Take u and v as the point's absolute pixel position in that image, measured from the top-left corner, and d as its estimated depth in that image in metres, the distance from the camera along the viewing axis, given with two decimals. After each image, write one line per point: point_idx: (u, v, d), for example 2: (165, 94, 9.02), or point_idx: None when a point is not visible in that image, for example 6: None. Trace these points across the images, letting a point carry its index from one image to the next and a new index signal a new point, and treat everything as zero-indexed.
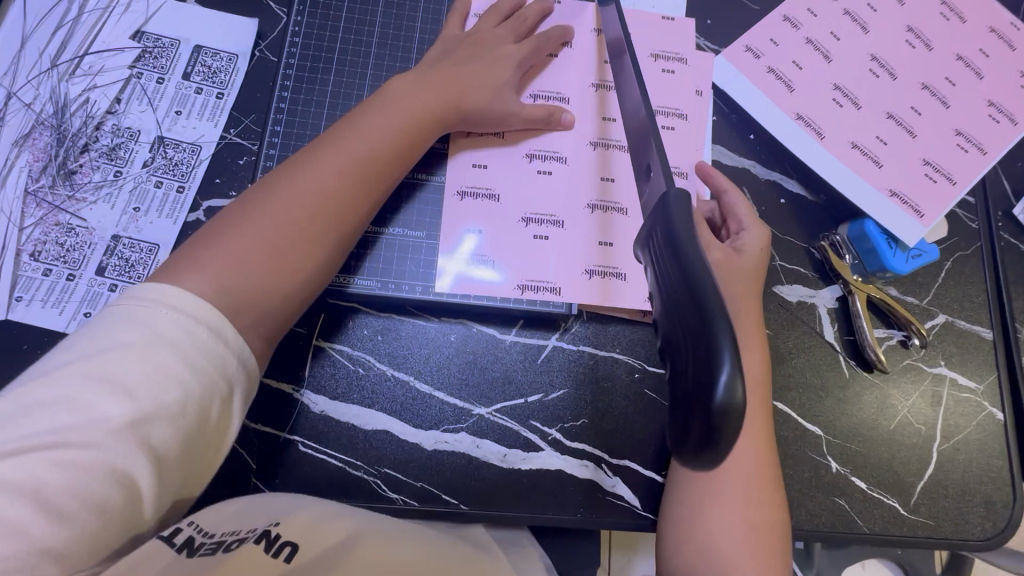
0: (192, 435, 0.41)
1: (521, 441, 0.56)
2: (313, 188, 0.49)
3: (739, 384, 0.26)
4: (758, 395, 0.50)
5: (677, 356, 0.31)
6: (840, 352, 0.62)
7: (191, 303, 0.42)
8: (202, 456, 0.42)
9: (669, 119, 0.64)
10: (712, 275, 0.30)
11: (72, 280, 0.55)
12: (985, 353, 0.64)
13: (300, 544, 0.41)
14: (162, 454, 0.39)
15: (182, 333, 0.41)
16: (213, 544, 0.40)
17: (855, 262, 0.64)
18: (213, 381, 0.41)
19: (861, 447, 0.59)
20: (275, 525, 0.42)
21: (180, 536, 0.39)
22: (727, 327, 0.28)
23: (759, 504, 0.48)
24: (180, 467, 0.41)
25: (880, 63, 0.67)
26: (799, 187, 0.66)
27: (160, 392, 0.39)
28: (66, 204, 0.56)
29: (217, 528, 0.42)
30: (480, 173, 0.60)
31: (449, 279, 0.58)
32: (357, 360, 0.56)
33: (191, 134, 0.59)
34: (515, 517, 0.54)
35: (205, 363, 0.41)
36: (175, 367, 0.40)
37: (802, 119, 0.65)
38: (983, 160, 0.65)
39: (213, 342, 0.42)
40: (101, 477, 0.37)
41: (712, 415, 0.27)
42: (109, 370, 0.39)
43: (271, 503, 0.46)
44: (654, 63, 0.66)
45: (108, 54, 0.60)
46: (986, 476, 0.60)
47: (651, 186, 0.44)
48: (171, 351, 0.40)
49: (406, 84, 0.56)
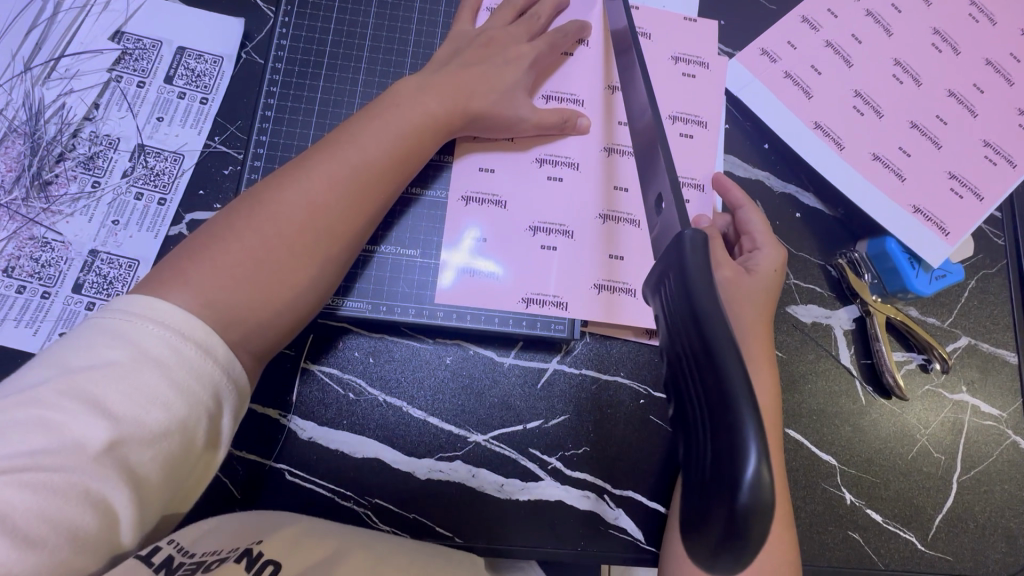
0: (177, 460, 0.37)
1: (519, 470, 0.53)
2: (308, 200, 0.45)
3: (766, 486, 0.23)
4: (773, 428, 0.47)
5: (693, 431, 0.28)
6: (857, 377, 0.59)
7: (179, 316, 0.38)
8: (187, 480, 0.39)
9: (687, 126, 0.61)
10: (734, 349, 0.26)
11: (47, 298, 0.52)
12: (1009, 378, 0.60)
13: (283, 563, 0.38)
14: (142, 480, 0.35)
15: (169, 350, 0.37)
16: (193, 564, 0.37)
17: (874, 282, 0.60)
18: (202, 403, 0.37)
19: (878, 477, 0.57)
20: (257, 543, 0.40)
21: (159, 555, 0.36)
22: (753, 417, 0.24)
23: (772, 545, 0.46)
24: (162, 494, 0.37)
25: (903, 68, 0.63)
26: (816, 200, 0.62)
27: (143, 414, 0.35)
28: (41, 216, 0.53)
29: (197, 546, 0.39)
30: (481, 183, 0.57)
31: (448, 296, 0.54)
32: (347, 383, 0.54)
33: (173, 141, 0.56)
34: (511, 551, 0.52)
35: (192, 382, 0.37)
36: (160, 388, 0.36)
37: (820, 128, 0.61)
38: (1013, 173, 0.61)
39: (202, 360, 0.38)
40: (74, 506, 0.33)
41: (733, 516, 0.24)
42: (85, 388, 0.34)
43: (258, 520, 0.44)
44: (674, 65, 0.62)
45: (85, 56, 0.57)
46: (1008, 509, 0.57)
47: (661, 212, 0.40)
48: (156, 369, 0.36)
49: (408, 84, 0.52)
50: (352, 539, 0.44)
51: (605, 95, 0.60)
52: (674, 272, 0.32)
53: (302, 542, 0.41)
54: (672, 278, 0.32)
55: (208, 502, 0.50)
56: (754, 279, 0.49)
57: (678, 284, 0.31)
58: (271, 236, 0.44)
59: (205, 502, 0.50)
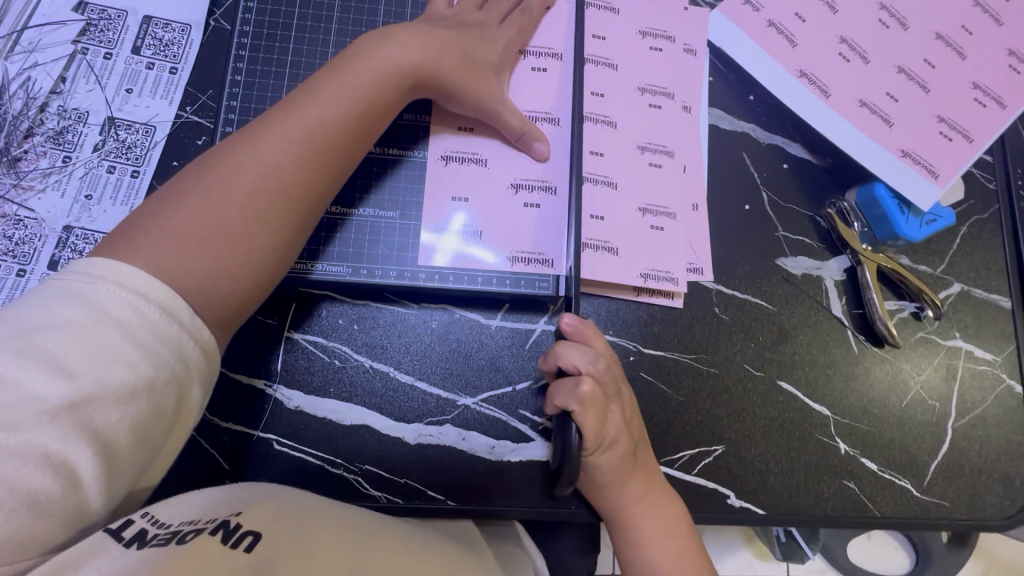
0: (146, 423, 0.37)
1: (510, 432, 0.53)
2: (279, 161, 0.44)
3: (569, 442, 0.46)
4: (655, 488, 0.50)
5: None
6: (849, 327, 0.58)
7: (140, 278, 0.37)
8: (160, 444, 0.39)
9: (656, 98, 0.59)
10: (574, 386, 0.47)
11: (23, 276, 0.51)
12: (1003, 322, 0.60)
13: (263, 534, 0.37)
14: (109, 441, 0.35)
15: (130, 311, 0.36)
16: (167, 535, 0.35)
17: (864, 230, 0.59)
18: (169, 365, 0.37)
19: (872, 426, 0.56)
20: (236, 515, 0.39)
21: (131, 529, 0.35)
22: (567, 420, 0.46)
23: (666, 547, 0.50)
24: (133, 458, 0.37)
25: (889, 12, 0.62)
26: (803, 150, 0.61)
27: (105, 374, 0.35)
28: (12, 193, 0.52)
29: (175, 516, 0.37)
30: (463, 139, 0.56)
31: (434, 246, 0.54)
32: (331, 351, 0.53)
33: (144, 113, 0.55)
34: (503, 510, 0.51)
35: (159, 345, 0.37)
36: (123, 347, 0.36)
37: (805, 77, 0.60)
38: (1003, 115, 0.60)
39: (167, 324, 0.38)
40: (34, 469, 0.32)
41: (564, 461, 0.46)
42: (42, 349, 0.34)
43: (243, 494, 0.43)
44: (642, 40, 0.60)
45: (49, 29, 0.55)
46: (1003, 453, 0.57)
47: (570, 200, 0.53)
48: (120, 331, 0.36)
49: (381, 42, 0.50)
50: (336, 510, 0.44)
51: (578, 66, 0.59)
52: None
53: (281, 515, 0.40)
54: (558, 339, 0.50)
55: (194, 474, 0.50)
56: (612, 406, 0.48)
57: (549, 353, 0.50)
58: (240, 193, 0.43)
59: (192, 473, 0.50)
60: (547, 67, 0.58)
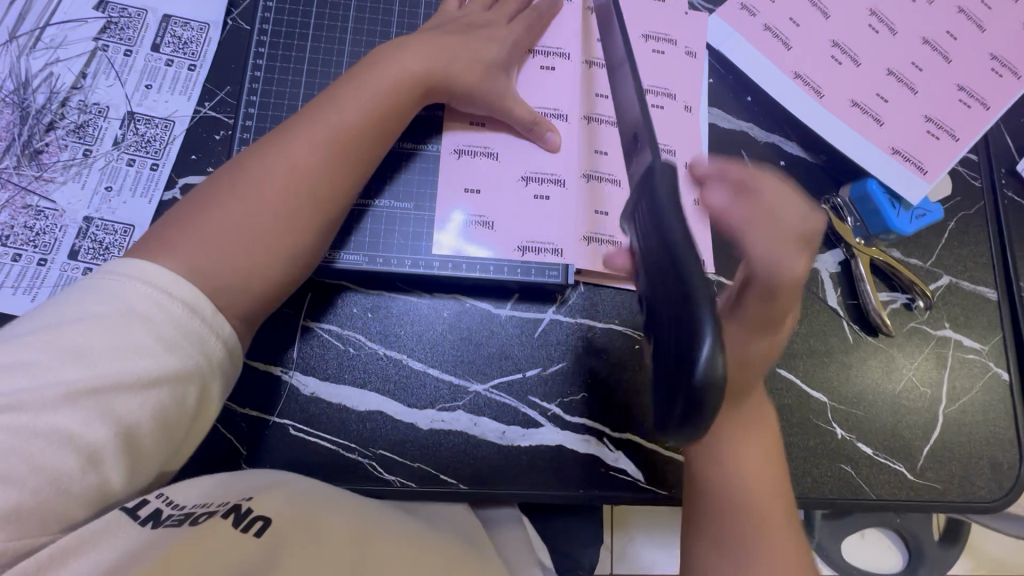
0: (167, 413, 0.38)
1: (519, 417, 0.54)
2: (301, 154, 0.46)
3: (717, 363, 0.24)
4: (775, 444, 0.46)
5: (659, 330, 0.29)
6: (844, 318, 0.60)
7: (166, 276, 0.39)
8: (180, 437, 0.40)
9: (658, 98, 0.61)
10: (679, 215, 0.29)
11: (44, 265, 0.52)
12: (989, 313, 0.62)
13: (272, 519, 0.39)
14: (132, 430, 0.37)
15: (155, 307, 0.38)
16: (181, 516, 0.37)
17: (857, 225, 0.62)
18: (191, 358, 0.39)
19: (867, 413, 0.58)
20: (247, 500, 0.41)
21: (145, 509, 0.36)
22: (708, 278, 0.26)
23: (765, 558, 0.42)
24: (154, 446, 0.38)
25: (878, 18, 0.65)
26: (798, 148, 0.64)
27: (130, 365, 0.37)
28: (34, 185, 0.53)
29: (187, 499, 0.39)
30: (476, 134, 0.58)
31: (448, 234, 0.55)
32: (346, 339, 0.54)
33: (163, 108, 0.56)
34: (514, 494, 0.53)
35: (182, 339, 0.39)
36: (147, 340, 0.37)
37: (800, 78, 0.63)
38: (987, 116, 0.63)
39: (190, 319, 0.39)
40: (60, 450, 0.34)
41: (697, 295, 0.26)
42: (71, 339, 0.36)
43: (250, 481, 0.44)
44: (645, 43, 0.63)
45: (70, 26, 0.57)
46: (992, 438, 0.59)
47: (638, 157, 0.38)
48: (145, 324, 0.38)
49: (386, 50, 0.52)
50: (340, 497, 0.46)
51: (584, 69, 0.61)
52: (646, 198, 0.32)
53: (288, 501, 0.42)
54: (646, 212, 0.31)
55: (210, 458, 0.51)
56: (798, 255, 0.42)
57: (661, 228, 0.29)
58: (264, 183, 0.45)
59: (209, 457, 0.51)
60: (556, 67, 0.60)
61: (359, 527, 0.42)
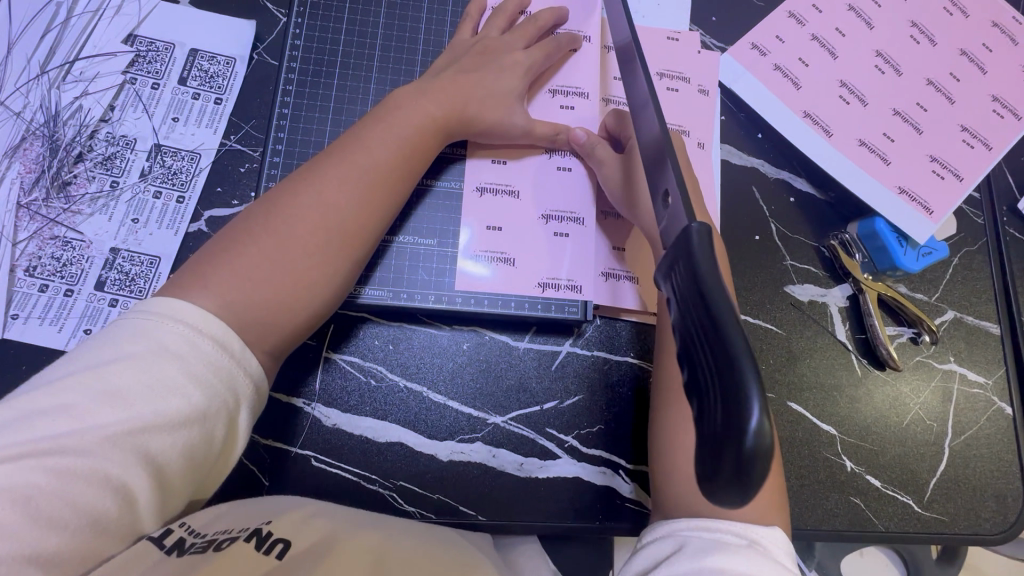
0: (198, 450, 0.38)
1: (538, 449, 0.55)
2: (331, 194, 0.47)
3: (766, 432, 0.24)
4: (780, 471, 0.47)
5: (702, 394, 0.27)
6: (853, 351, 0.62)
7: (197, 314, 0.40)
8: (208, 473, 0.41)
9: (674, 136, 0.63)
10: (722, 288, 0.29)
11: (70, 296, 0.53)
12: (993, 347, 0.64)
13: (292, 540, 0.40)
14: (163, 468, 0.37)
15: (187, 345, 0.39)
16: (204, 543, 0.38)
17: (865, 261, 0.64)
18: (221, 395, 0.39)
19: (875, 445, 0.60)
20: (266, 523, 0.41)
21: (171, 538, 0.38)
22: (741, 337, 0.27)
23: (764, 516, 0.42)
24: (183, 484, 0.39)
25: (885, 59, 0.67)
26: (808, 185, 0.66)
27: (162, 405, 0.37)
28: (62, 216, 0.54)
29: (209, 526, 0.40)
30: (497, 170, 0.59)
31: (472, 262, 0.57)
32: (368, 371, 0.55)
33: (190, 141, 0.57)
34: (529, 526, 0.54)
35: (212, 377, 0.39)
36: (179, 379, 0.38)
37: (809, 117, 0.65)
38: (989, 156, 0.65)
39: (219, 356, 0.40)
40: (97, 490, 0.35)
41: (722, 368, 0.26)
42: (107, 379, 0.37)
43: (266, 505, 0.45)
44: (660, 81, 0.64)
45: (100, 59, 0.58)
46: (997, 470, 0.61)
47: (669, 213, 0.37)
48: (177, 362, 0.38)
49: (412, 92, 0.54)
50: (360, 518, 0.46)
51: (602, 106, 0.63)
52: (682, 260, 0.31)
53: (308, 521, 0.43)
54: (682, 273, 0.31)
55: (233, 488, 0.52)
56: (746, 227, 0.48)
57: (699, 304, 0.29)
58: (296, 225, 0.46)
59: (232, 488, 0.52)
60: (575, 105, 0.61)
61: (379, 542, 0.43)
